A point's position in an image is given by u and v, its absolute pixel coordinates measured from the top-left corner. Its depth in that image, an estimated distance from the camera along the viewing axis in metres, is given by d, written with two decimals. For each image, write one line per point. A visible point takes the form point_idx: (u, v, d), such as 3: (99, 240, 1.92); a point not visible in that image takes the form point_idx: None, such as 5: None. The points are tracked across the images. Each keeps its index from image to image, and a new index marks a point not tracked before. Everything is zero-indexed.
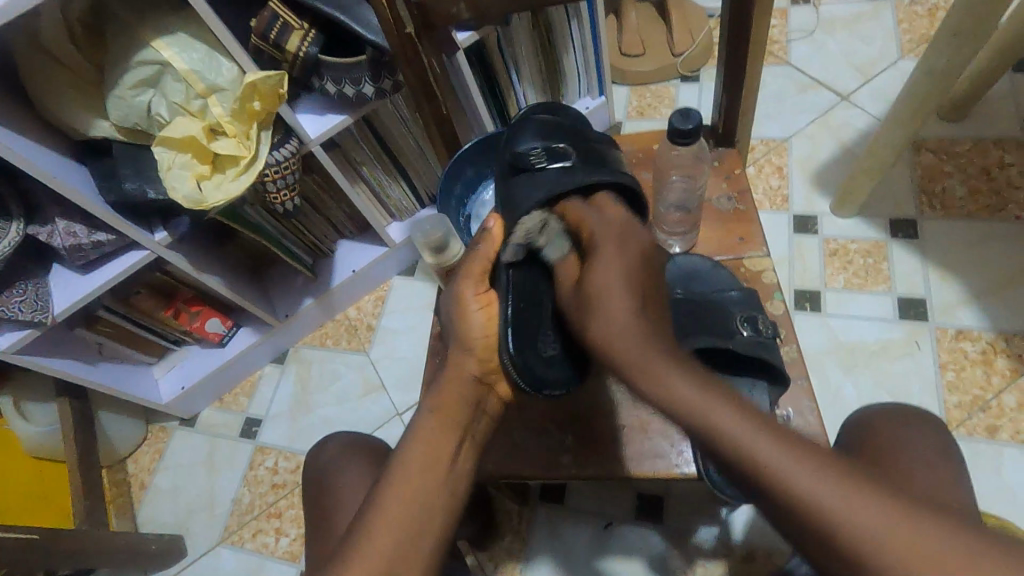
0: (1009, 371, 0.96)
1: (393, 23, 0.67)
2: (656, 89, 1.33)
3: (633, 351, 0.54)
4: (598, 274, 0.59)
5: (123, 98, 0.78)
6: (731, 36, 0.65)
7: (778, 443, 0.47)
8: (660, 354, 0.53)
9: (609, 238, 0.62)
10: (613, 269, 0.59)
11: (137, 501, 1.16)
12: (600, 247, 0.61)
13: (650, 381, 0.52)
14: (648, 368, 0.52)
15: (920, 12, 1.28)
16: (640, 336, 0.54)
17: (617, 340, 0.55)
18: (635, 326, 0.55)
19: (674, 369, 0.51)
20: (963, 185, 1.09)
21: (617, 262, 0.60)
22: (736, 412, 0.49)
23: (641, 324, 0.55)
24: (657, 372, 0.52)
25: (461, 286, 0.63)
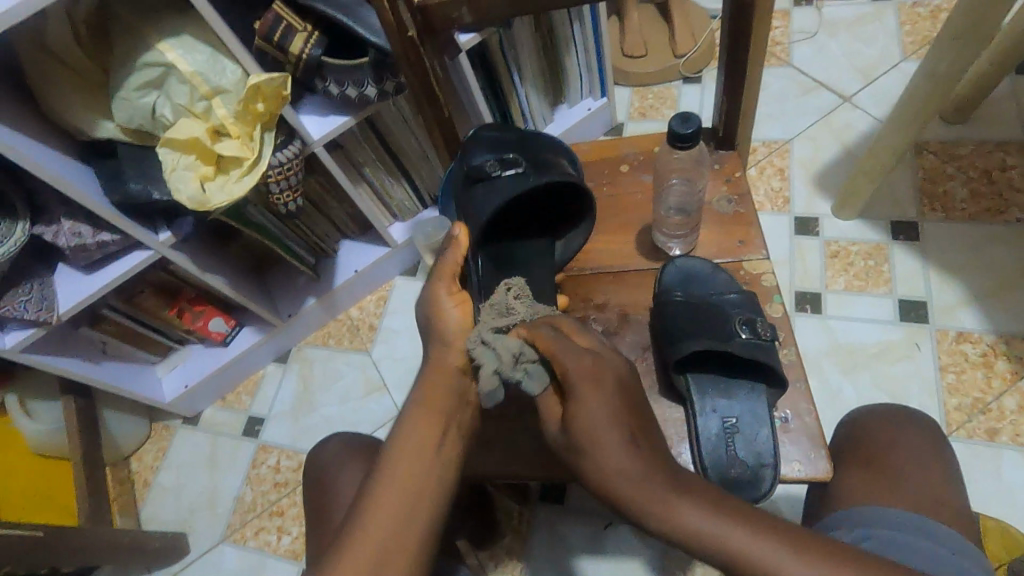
0: (1009, 374, 0.96)
1: (395, 27, 0.67)
2: (658, 90, 1.33)
3: (640, 497, 0.50)
4: (579, 412, 0.54)
5: (128, 100, 0.78)
6: (731, 40, 0.65)
7: (802, 564, 0.45)
8: (657, 489, 0.50)
9: (582, 371, 0.56)
10: (590, 406, 0.54)
11: (141, 499, 1.17)
12: (575, 389, 0.55)
13: (657, 512, 0.49)
14: (657, 507, 0.49)
15: (923, 14, 1.28)
16: (640, 470, 0.51)
17: (619, 478, 0.51)
18: (628, 469, 0.51)
19: (679, 503, 0.49)
20: (965, 187, 1.09)
21: (591, 377, 0.56)
22: (753, 538, 0.46)
23: (633, 467, 0.51)
24: (668, 508, 0.49)
25: (432, 288, 0.65)
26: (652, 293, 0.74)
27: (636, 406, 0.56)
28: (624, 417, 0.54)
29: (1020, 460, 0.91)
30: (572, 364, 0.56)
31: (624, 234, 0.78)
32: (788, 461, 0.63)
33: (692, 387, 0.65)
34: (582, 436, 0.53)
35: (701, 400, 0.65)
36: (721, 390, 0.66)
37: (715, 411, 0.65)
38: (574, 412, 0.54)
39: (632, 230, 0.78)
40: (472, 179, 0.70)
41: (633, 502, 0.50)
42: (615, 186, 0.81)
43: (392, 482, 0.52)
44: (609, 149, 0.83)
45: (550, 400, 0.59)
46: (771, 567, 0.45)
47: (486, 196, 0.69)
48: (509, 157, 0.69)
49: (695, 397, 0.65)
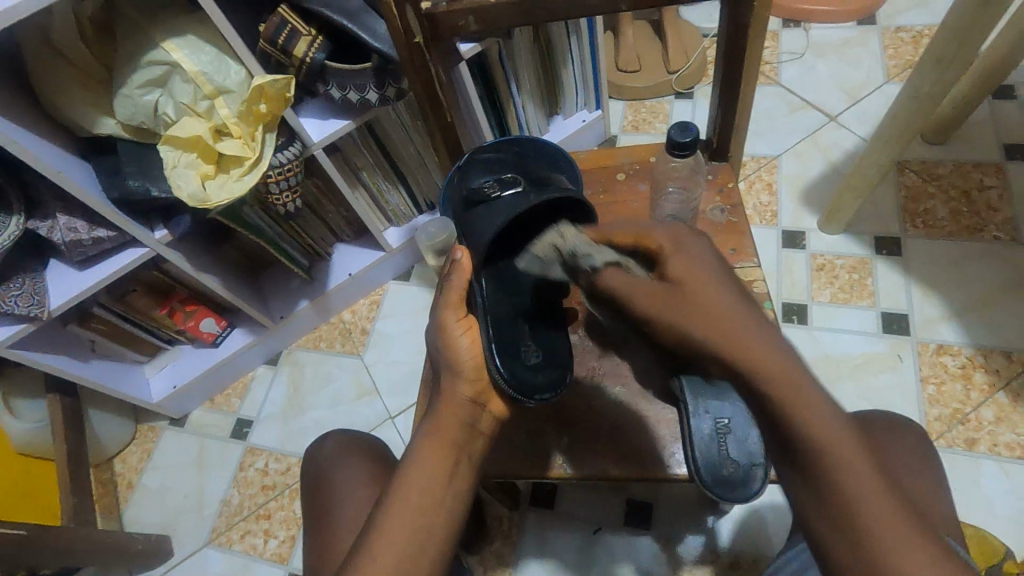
0: (987, 385, 0.99)
1: (401, 31, 0.68)
2: (651, 105, 1.36)
3: (732, 333, 0.47)
4: (681, 274, 0.52)
5: (131, 97, 0.78)
6: (727, 56, 0.68)
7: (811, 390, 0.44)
8: (753, 328, 0.46)
9: (677, 242, 0.55)
10: (704, 272, 0.52)
11: (124, 501, 1.16)
12: (676, 256, 0.54)
13: (751, 347, 0.45)
14: (731, 329, 0.47)
15: (905, 39, 1.32)
16: (729, 298, 0.49)
17: (718, 315, 0.48)
18: (707, 275, 0.51)
19: (742, 330, 0.46)
20: (945, 206, 1.13)
21: (699, 263, 0.53)
22: (818, 400, 0.43)
23: (737, 311, 0.48)
24: (735, 334, 0.46)
25: (441, 316, 0.60)
26: None
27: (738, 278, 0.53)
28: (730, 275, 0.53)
29: (996, 469, 0.93)
30: (667, 240, 0.56)
31: None
32: None
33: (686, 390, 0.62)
34: (681, 285, 0.51)
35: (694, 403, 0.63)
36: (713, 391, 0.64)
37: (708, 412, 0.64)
38: (677, 268, 0.53)
39: None
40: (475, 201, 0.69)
41: (727, 342, 0.46)
42: (611, 194, 0.82)
43: (403, 501, 0.52)
44: (607, 158, 0.85)
45: (619, 276, 0.57)
46: (819, 428, 0.42)
47: (484, 219, 0.66)
48: (507, 178, 0.69)
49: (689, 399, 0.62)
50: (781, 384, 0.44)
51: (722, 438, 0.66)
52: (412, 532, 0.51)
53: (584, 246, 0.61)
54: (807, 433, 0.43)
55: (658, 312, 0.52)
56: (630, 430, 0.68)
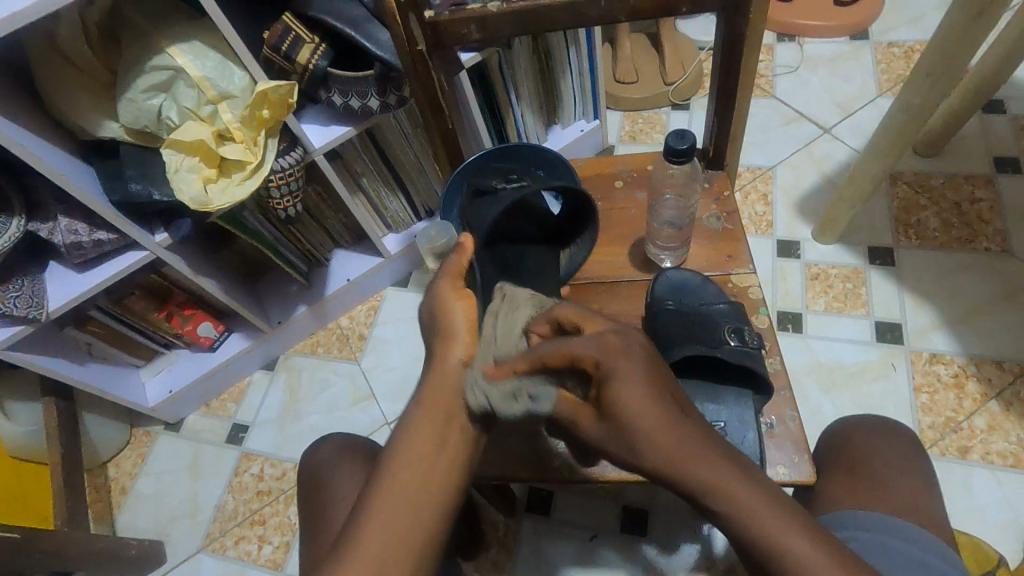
0: (979, 394, 1.00)
1: (405, 40, 0.69)
2: (649, 116, 1.38)
3: (677, 461, 0.47)
4: (618, 402, 0.49)
5: (135, 101, 0.79)
6: (724, 66, 0.69)
7: (761, 499, 0.46)
8: (700, 453, 0.47)
9: (608, 352, 0.50)
10: (640, 397, 0.48)
11: (117, 507, 1.15)
12: (611, 374, 0.50)
13: (692, 468, 0.47)
14: (681, 462, 0.47)
15: (897, 54, 1.35)
16: (668, 423, 0.48)
17: (652, 445, 0.48)
18: (639, 397, 0.48)
19: (692, 453, 0.47)
20: (937, 217, 1.15)
21: (636, 380, 0.49)
22: (763, 503, 0.46)
23: (662, 431, 0.48)
24: (688, 463, 0.47)
25: (439, 287, 0.61)
26: (644, 303, 0.76)
27: (665, 379, 0.51)
28: (660, 383, 0.50)
29: (989, 478, 0.94)
30: (596, 351, 0.51)
31: (618, 247, 0.80)
32: (772, 465, 0.64)
33: None
34: (618, 421, 0.49)
35: None
36: (709, 395, 0.68)
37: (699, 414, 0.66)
38: (612, 399, 0.49)
39: (626, 242, 0.80)
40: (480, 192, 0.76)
41: (676, 465, 0.47)
42: (609, 201, 0.83)
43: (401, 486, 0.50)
44: (605, 165, 0.86)
45: (573, 406, 0.53)
46: (761, 521, 0.46)
47: (485, 208, 0.72)
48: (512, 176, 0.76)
49: None
50: (741, 505, 0.46)
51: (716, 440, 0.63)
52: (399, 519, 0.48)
53: (508, 395, 0.53)
54: (753, 530, 0.46)
55: (605, 440, 0.51)
56: None
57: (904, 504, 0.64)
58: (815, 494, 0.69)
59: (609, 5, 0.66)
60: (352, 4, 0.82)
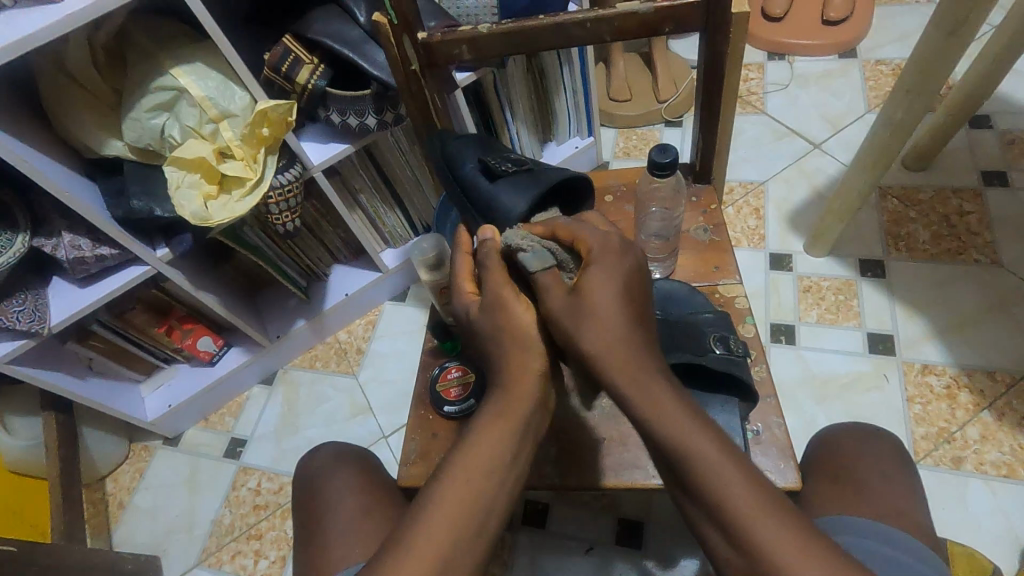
0: (972, 405, 1.00)
1: (399, 60, 0.72)
2: (642, 133, 1.41)
3: (622, 365, 0.51)
4: (592, 285, 0.54)
5: (138, 120, 0.82)
6: (706, 81, 0.71)
7: (685, 413, 0.49)
8: (639, 358, 0.52)
9: (604, 249, 0.57)
10: (610, 293, 0.54)
11: (114, 522, 1.15)
12: (597, 263, 0.56)
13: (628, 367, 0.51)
14: (619, 357, 0.52)
15: (885, 71, 1.38)
16: (622, 319, 0.53)
17: (611, 358, 0.52)
18: (606, 292, 0.54)
19: (630, 355, 0.52)
20: (926, 230, 1.16)
21: (614, 277, 0.55)
22: (687, 417, 0.49)
23: (627, 346, 0.52)
24: (623, 361, 0.52)
25: (496, 292, 0.58)
26: None
27: (642, 306, 0.56)
28: (636, 303, 0.55)
29: (983, 489, 0.94)
30: (598, 247, 0.58)
31: None
32: (758, 471, 0.65)
33: None
34: (588, 304, 0.53)
35: None
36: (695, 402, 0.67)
37: None
38: (591, 278, 0.55)
39: None
40: (484, 175, 0.73)
41: (606, 352, 0.52)
42: (599, 213, 0.85)
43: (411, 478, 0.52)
44: (595, 181, 0.88)
45: (552, 277, 0.57)
46: (745, 505, 0.45)
47: (506, 194, 0.70)
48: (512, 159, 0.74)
49: None
50: (665, 415, 0.49)
51: None
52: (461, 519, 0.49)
53: (522, 240, 0.60)
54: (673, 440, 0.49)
55: (561, 319, 0.55)
56: (617, 442, 0.69)
57: (886, 507, 0.65)
58: (802, 500, 0.69)
59: (593, 26, 0.68)
60: (350, 26, 0.85)
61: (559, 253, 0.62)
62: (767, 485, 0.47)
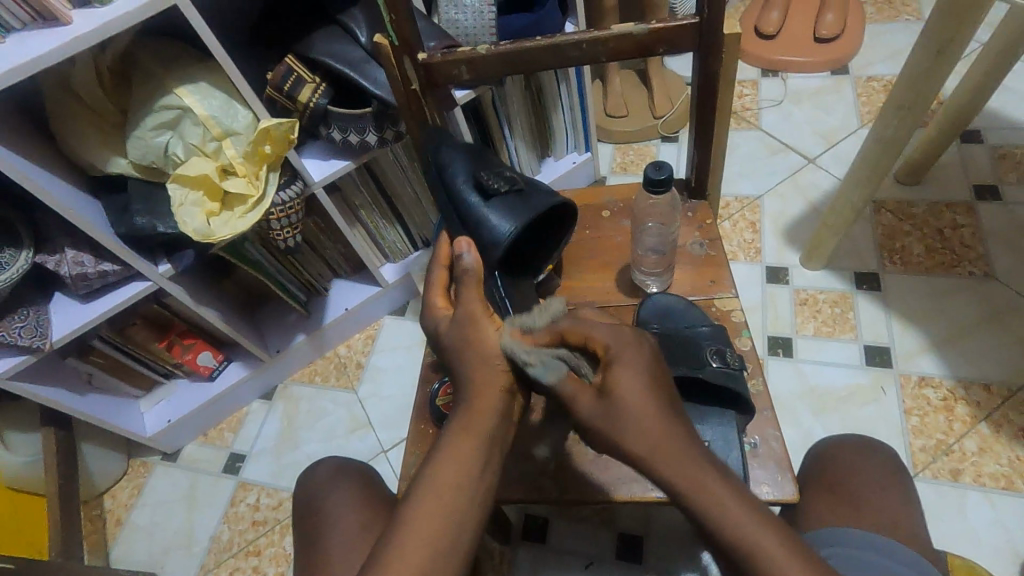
0: (969, 417, 1.01)
1: (399, 80, 0.74)
2: (639, 148, 1.42)
3: (662, 454, 0.51)
4: (620, 387, 0.53)
5: (143, 138, 0.83)
6: (700, 100, 0.73)
7: (730, 493, 0.49)
8: (682, 450, 0.51)
9: (620, 343, 0.56)
10: (636, 383, 0.53)
11: (112, 539, 1.14)
12: (618, 360, 0.55)
13: (672, 461, 0.50)
14: (661, 452, 0.51)
15: (877, 87, 1.40)
16: (654, 408, 0.52)
17: (657, 453, 0.51)
18: (633, 388, 0.53)
19: (670, 445, 0.51)
20: (921, 243, 1.18)
21: (633, 367, 0.54)
22: (733, 499, 0.49)
23: (670, 437, 0.51)
24: (664, 454, 0.51)
25: (467, 304, 0.59)
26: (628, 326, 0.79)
27: (669, 389, 0.55)
28: (662, 390, 0.54)
29: (983, 501, 0.94)
30: (611, 341, 0.57)
31: (606, 273, 0.83)
32: (757, 484, 0.66)
33: None
34: (616, 405, 0.53)
35: None
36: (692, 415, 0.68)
37: None
38: (617, 377, 0.54)
39: (614, 269, 0.83)
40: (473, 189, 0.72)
41: (654, 450, 0.51)
42: (596, 229, 0.86)
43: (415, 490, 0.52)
44: (592, 197, 0.89)
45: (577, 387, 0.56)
46: (738, 521, 0.48)
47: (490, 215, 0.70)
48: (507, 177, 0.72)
49: None
50: (714, 502, 0.49)
51: None
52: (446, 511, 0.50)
53: (529, 353, 0.56)
54: (724, 529, 0.48)
55: (596, 423, 0.54)
56: (615, 455, 0.70)
57: (881, 519, 0.65)
58: (801, 513, 0.69)
59: (590, 46, 0.70)
60: (351, 46, 0.87)
61: (571, 357, 0.60)
62: (758, 506, 0.49)
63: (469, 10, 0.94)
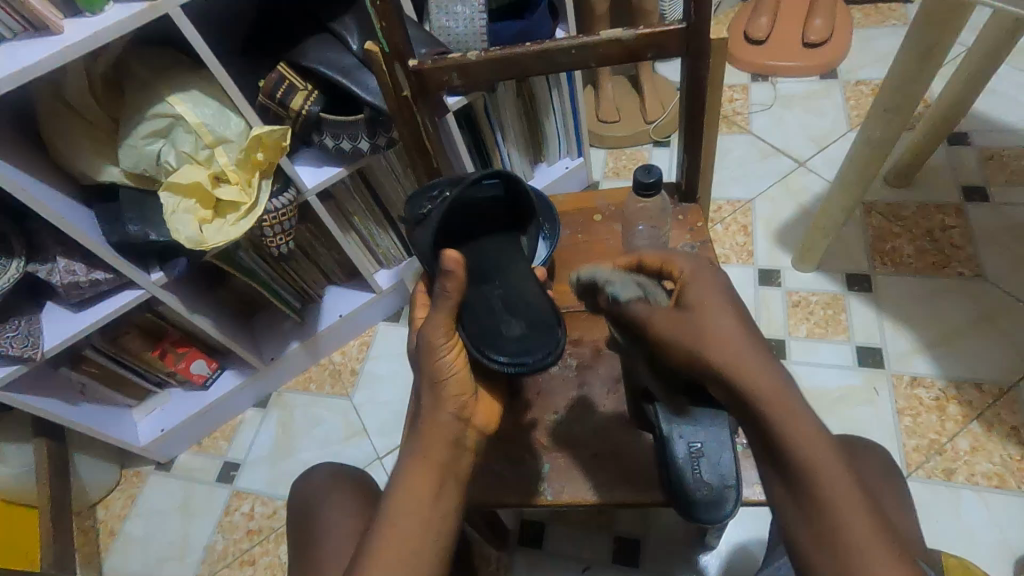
0: (961, 416, 1.01)
1: (391, 87, 0.74)
2: (631, 153, 1.43)
3: (737, 368, 0.46)
4: (697, 301, 0.51)
5: (135, 147, 0.83)
6: (689, 104, 0.74)
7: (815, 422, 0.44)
8: (764, 362, 0.46)
9: (695, 266, 0.54)
10: (711, 296, 0.51)
11: (105, 550, 1.13)
12: (691, 280, 0.53)
13: (752, 372, 0.46)
14: (736, 364, 0.46)
15: (865, 91, 1.42)
16: (733, 323, 0.49)
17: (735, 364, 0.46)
18: (708, 302, 0.50)
19: (749, 358, 0.46)
20: (911, 244, 1.19)
21: (714, 286, 0.52)
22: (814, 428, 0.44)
23: (750, 352, 0.47)
24: (742, 367, 0.46)
25: (427, 329, 0.56)
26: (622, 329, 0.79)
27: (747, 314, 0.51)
28: (741, 310, 0.51)
29: (976, 500, 0.95)
30: (688, 264, 0.55)
31: None
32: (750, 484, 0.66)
33: (659, 414, 0.65)
34: (693, 312, 0.50)
35: (668, 425, 0.65)
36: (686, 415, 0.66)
37: (682, 436, 0.65)
38: (691, 293, 0.52)
39: None
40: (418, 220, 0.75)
41: (730, 359, 0.47)
42: (589, 233, 0.87)
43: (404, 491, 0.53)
44: (584, 201, 0.90)
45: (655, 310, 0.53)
46: (812, 436, 0.44)
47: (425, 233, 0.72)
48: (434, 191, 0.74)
49: (662, 422, 0.65)
50: (793, 423, 0.44)
51: (696, 461, 0.64)
52: (423, 514, 0.51)
53: (609, 277, 0.58)
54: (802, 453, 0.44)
55: (673, 333, 0.51)
56: (610, 458, 0.70)
57: None
58: None
59: (579, 52, 0.71)
60: (343, 53, 0.87)
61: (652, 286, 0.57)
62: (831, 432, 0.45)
63: (460, 18, 0.95)
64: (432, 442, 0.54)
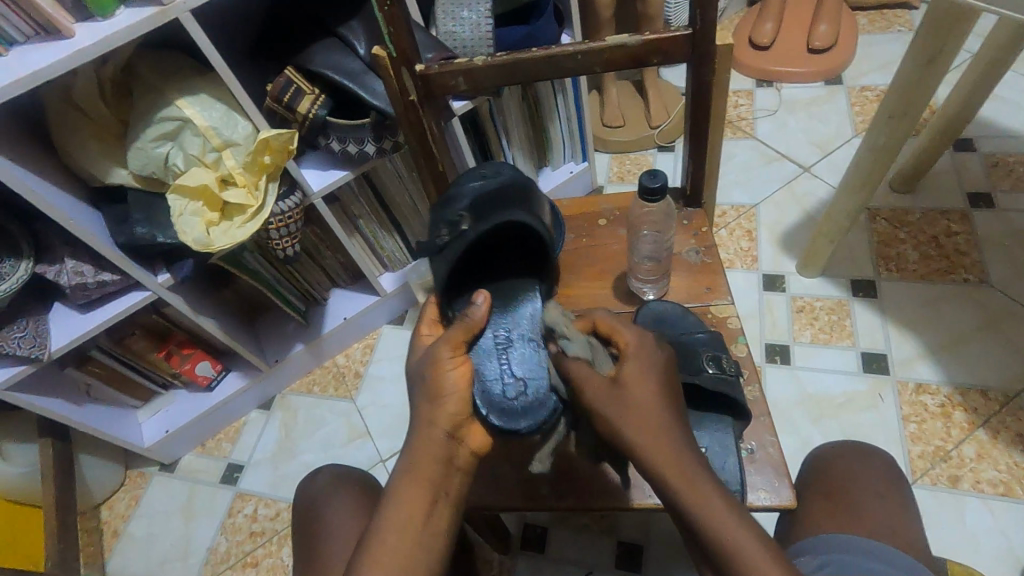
0: (967, 423, 1.01)
1: (397, 91, 0.74)
2: (635, 157, 1.44)
3: (655, 463, 0.51)
4: (631, 380, 0.55)
5: (143, 149, 0.84)
6: (694, 110, 0.74)
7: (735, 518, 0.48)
8: (678, 462, 0.51)
9: (640, 343, 0.57)
10: (642, 380, 0.55)
11: (108, 550, 1.14)
12: (632, 358, 0.56)
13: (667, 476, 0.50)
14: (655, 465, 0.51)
15: (870, 97, 1.42)
16: (653, 422, 0.53)
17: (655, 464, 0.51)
18: (636, 394, 0.54)
19: (664, 457, 0.51)
20: (916, 250, 1.18)
21: (651, 368, 0.56)
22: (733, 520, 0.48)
23: (665, 450, 0.51)
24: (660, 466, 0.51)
25: (435, 347, 0.59)
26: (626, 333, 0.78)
27: (679, 404, 0.55)
28: (671, 404, 0.55)
29: (981, 508, 0.94)
30: (633, 341, 0.58)
31: (602, 280, 0.84)
32: (754, 489, 0.66)
33: None
34: (622, 392, 0.54)
35: None
36: None
37: None
38: (628, 372, 0.55)
39: (610, 276, 0.84)
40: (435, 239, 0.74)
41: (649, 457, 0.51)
42: (593, 237, 0.87)
43: (406, 489, 0.53)
44: (587, 205, 0.90)
45: (584, 369, 0.57)
46: (755, 556, 0.47)
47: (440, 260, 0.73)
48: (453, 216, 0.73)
49: None
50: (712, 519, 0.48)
51: None
52: (424, 509, 0.52)
53: (566, 326, 0.62)
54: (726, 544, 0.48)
55: (600, 406, 0.55)
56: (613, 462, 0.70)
57: (878, 526, 0.65)
58: (796, 517, 0.70)
59: (585, 58, 0.71)
60: (349, 57, 0.88)
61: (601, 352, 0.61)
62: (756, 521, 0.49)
63: (467, 23, 0.95)
64: (429, 443, 0.54)
